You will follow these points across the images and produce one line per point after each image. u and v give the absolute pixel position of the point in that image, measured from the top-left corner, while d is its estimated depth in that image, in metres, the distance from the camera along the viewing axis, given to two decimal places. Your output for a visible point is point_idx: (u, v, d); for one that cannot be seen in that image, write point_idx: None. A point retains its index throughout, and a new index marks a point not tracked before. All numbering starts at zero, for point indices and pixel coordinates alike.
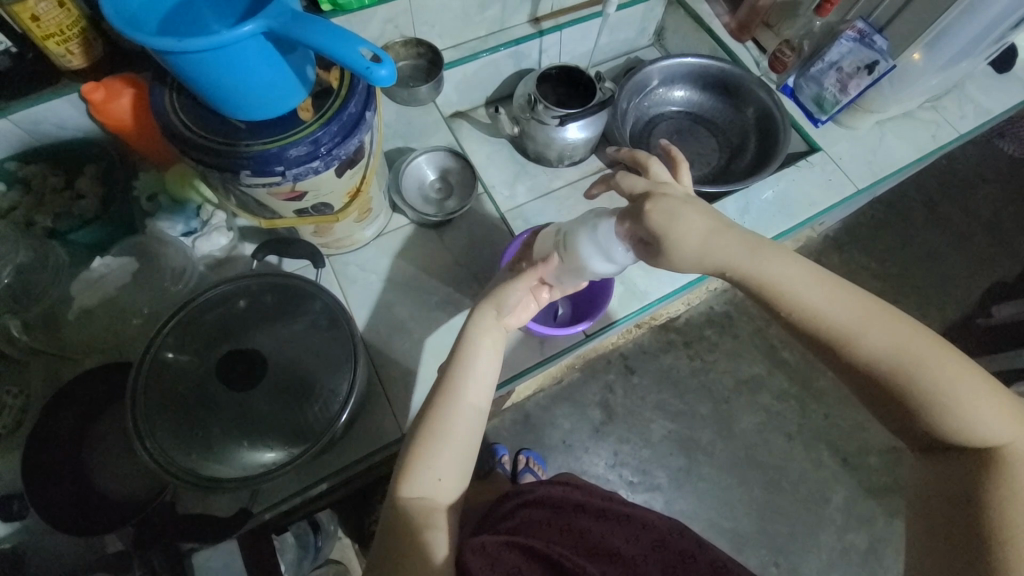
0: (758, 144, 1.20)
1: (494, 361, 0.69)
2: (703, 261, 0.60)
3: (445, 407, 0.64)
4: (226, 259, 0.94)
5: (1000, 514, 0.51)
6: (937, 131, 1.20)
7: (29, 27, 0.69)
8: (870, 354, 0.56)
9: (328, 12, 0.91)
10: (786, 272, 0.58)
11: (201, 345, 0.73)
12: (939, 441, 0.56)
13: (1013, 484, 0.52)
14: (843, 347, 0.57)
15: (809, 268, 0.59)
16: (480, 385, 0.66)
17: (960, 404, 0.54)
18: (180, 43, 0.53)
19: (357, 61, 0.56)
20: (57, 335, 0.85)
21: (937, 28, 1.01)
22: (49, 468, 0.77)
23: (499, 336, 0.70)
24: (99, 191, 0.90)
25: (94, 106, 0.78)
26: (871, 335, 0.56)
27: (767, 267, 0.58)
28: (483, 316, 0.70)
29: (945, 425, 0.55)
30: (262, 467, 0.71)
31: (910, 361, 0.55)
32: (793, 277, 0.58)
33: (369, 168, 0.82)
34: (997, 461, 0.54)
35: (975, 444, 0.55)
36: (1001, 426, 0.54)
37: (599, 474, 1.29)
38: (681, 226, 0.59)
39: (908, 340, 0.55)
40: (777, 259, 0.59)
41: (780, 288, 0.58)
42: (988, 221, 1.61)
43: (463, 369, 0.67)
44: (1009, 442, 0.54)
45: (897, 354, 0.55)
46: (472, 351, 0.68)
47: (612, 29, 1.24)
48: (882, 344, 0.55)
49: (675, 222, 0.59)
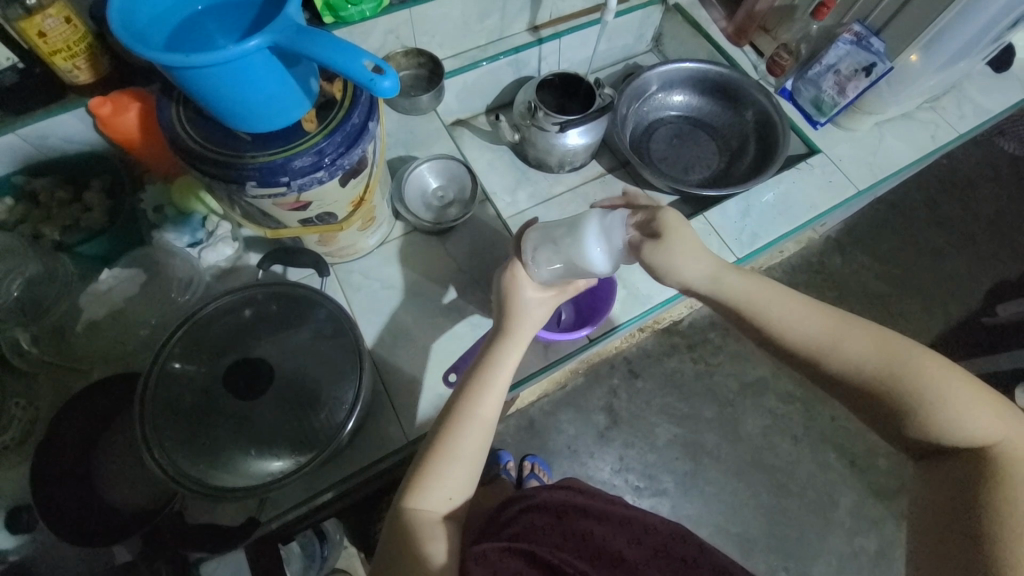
0: (758, 148, 1.21)
1: (508, 373, 0.69)
2: (685, 276, 0.65)
3: (460, 419, 0.65)
4: (230, 269, 0.95)
5: (1001, 510, 0.51)
6: (936, 132, 1.21)
7: (37, 43, 0.70)
8: (852, 365, 0.58)
9: (330, 24, 0.92)
10: (758, 291, 0.63)
11: (209, 354, 0.74)
12: (936, 444, 0.57)
13: (1015, 484, 0.52)
14: (825, 358, 0.59)
15: (779, 286, 0.64)
16: (494, 397, 0.67)
17: (950, 407, 0.55)
18: (188, 58, 0.54)
19: (361, 73, 0.57)
20: (64, 347, 0.85)
21: (934, 30, 1.02)
22: (59, 478, 0.77)
23: (520, 350, 0.72)
24: (106, 204, 0.91)
25: (101, 120, 0.79)
26: (850, 344, 0.58)
27: (740, 286, 0.64)
28: (512, 327, 0.72)
29: (934, 431, 0.56)
30: (269, 476, 0.71)
31: (892, 367, 0.57)
32: (760, 295, 0.63)
33: (372, 177, 0.83)
34: (994, 459, 0.54)
35: (969, 445, 0.55)
36: (990, 424, 0.55)
37: (605, 479, 1.29)
38: (664, 245, 0.64)
39: (886, 345, 0.58)
40: (747, 279, 0.64)
41: (754, 306, 0.63)
42: (990, 219, 1.61)
43: (481, 382, 0.67)
44: (1001, 441, 0.54)
45: (876, 364, 0.57)
46: (496, 361, 0.70)
47: (610, 36, 1.25)
48: (862, 351, 0.58)
49: (678, 230, 0.65)
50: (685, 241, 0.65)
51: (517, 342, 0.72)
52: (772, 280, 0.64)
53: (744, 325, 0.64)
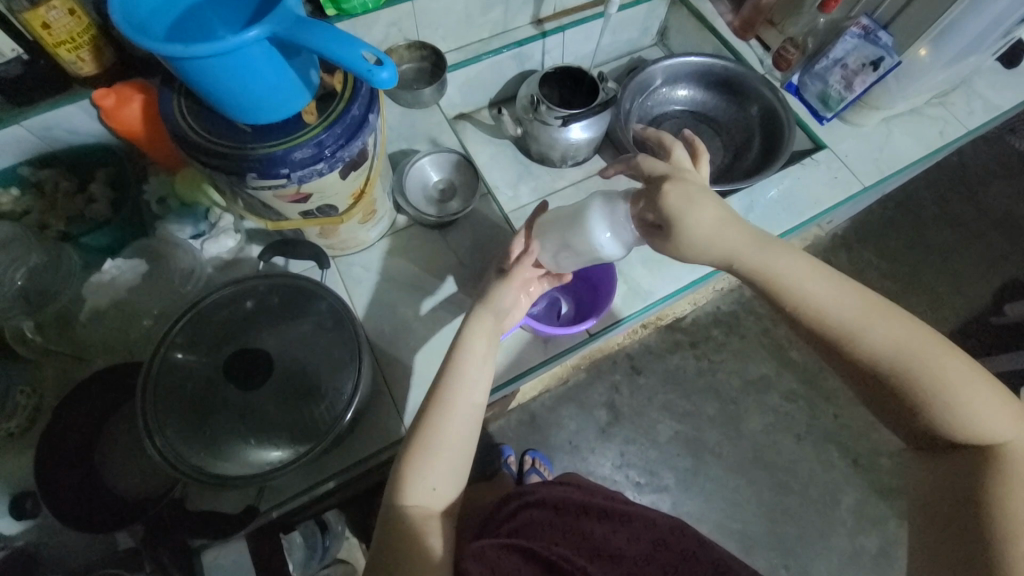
0: (762, 143, 1.19)
1: (483, 361, 0.70)
2: (713, 251, 0.61)
3: (434, 410, 0.66)
4: (233, 261, 0.95)
5: (1000, 513, 0.51)
6: (944, 128, 1.19)
7: (41, 35, 0.71)
8: (875, 353, 0.57)
9: (333, 17, 0.92)
10: (794, 270, 0.60)
11: (210, 345, 0.75)
12: (934, 436, 0.57)
13: (1014, 479, 0.53)
14: (847, 344, 0.58)
15: (811, 263, 0.61)
16: (475, 385, 0.68)
17: (960, 404, 0.55)
18: (188, 49, 0.54)
19: (359, 64, 0.56)
20: (68, 336, 0.87)
21: (942, 24, 1.00)
22: (66, 468, 0.79)
23: (492, 343, 0.72)
24: (110, 195, 0.92)
25: (105, 112, 0.80)
26: (877, 333, 0.57)
27: (778, 263, 0.60)
28: (476, 314, 0.73)
29: (942, 426, 0.56)
30: (268, 465, 0.72)
31: (912, 359, 0.56)
32: (801, 274, 0.60)
33: (373, 169, 0.83)
34: (991, 455, 0.54)
35: (970, 442, 0.55)
36: (999, 423, 0.55)
37: (606, 475, 1.29)
38: (695, 213, 0.59)
39: (910, 337, 0.56)
40: (786, 256, 0.61)
41: (789, 288, 0.60)
42: (1000, 217, 1.59)
43: (456, 370, 0.68)
44: (1008, 439, 0.55)
45: (899, 352, 0.56)
46: (460, 351, 0.69)
47: (614, 29, 1.24)
48: (887, 340, 0.57)
49: (690, 205, 0.59)
50: (724, 215, 0.60)
51: (484, 328, 0.72)
52: (809, 259, 0.61)
53: (772, 303, 0.62)
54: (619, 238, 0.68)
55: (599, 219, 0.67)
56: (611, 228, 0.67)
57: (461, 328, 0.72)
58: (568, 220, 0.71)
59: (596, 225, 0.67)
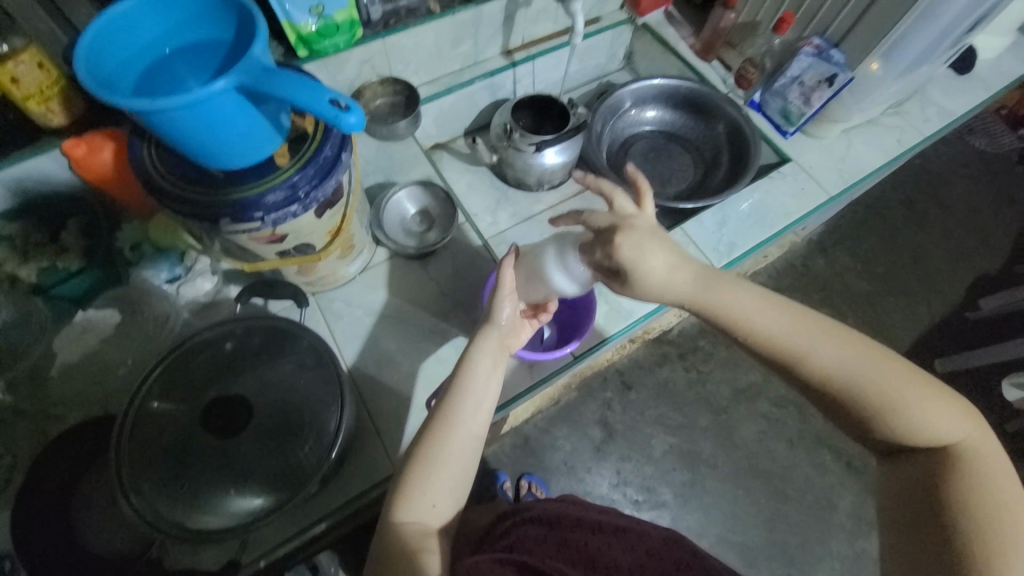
0: (731, 159, 1.23)
1: (488, 383, 0.69)
2: (662, 292, 0.65)
3: (443, 425, 0.65)
4: (211, 303, 0.94)
5: (964, 506, 0.52)
6: (903, 135, 1.24)
7: (9, 89, 0.71)
8: (823, 371, 0.58)
9: (303, 57, 0.93)
10: (735, 300, 0.62)
11: (186, 392, 0.72)
12: (892, 444, 0.58)
13: (974, 476, 0.53)
14: (794, 366, 0.59)
15: (750, 292, 0.63)
16: (481, 405, 0.67)
17: (908, 410, 0.56)
18: (154, 103, 0.55)
19: (327, 110, 0.58)
20: (43, 394, 0.85)
21: (892, 38, 1.05)
22: (36, 526, 0.76)
23: (498, 359, 0.72)
24: (82, 244, 0.91)
25: (75, 160, 0.79)
26: (820, 352, 0.58)
27: (718, 295, 0.63)
28: (483, 336, 0.73)
29: (896, 435, 0.57)
30: (250, 515, 0.70)
31: (856, 374, 0.57)
32: (743, 302, 0.62)
33: (349, 206, 0.84)
34: (948, 458, 0.55)
35: (928, 445, 0.56)
36: (951, 425, 0.56)
37: (603, 494, 1.28)
38: (649, 256, 0.64)
39: (851, 353, 0.58)
40: (726, 288, 0.63)
41: (734, 317, 0.62)
42: (965, 215, 1.64)
43: (465, 387, 0.67)
44: (962, 438, 0.56)
45: (844, 369, 0.57)
46: (470, 365, 0.69)
47: (581, 56, 1.28)
48: (832, 362, 0.58)
49: (643, 250, 0.64)
50: (669, 255, 0.64)
51: (493, 344, 0.72)
52: (749, 287, 0.63)
53: (721, 331, 0.64)
54: (577, 277, 0.73)
55: (555, 263, 0.73)
56: (567, 268, 0.72)
57: (467, 348, 0.72)
58: (535, 257, 0.77)
59: (553, 269, 0.73)
